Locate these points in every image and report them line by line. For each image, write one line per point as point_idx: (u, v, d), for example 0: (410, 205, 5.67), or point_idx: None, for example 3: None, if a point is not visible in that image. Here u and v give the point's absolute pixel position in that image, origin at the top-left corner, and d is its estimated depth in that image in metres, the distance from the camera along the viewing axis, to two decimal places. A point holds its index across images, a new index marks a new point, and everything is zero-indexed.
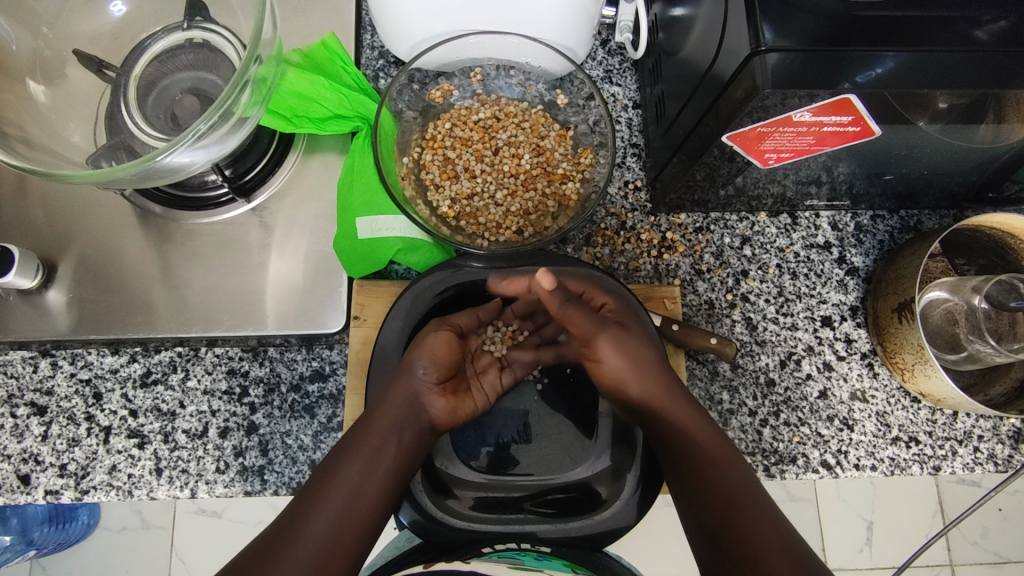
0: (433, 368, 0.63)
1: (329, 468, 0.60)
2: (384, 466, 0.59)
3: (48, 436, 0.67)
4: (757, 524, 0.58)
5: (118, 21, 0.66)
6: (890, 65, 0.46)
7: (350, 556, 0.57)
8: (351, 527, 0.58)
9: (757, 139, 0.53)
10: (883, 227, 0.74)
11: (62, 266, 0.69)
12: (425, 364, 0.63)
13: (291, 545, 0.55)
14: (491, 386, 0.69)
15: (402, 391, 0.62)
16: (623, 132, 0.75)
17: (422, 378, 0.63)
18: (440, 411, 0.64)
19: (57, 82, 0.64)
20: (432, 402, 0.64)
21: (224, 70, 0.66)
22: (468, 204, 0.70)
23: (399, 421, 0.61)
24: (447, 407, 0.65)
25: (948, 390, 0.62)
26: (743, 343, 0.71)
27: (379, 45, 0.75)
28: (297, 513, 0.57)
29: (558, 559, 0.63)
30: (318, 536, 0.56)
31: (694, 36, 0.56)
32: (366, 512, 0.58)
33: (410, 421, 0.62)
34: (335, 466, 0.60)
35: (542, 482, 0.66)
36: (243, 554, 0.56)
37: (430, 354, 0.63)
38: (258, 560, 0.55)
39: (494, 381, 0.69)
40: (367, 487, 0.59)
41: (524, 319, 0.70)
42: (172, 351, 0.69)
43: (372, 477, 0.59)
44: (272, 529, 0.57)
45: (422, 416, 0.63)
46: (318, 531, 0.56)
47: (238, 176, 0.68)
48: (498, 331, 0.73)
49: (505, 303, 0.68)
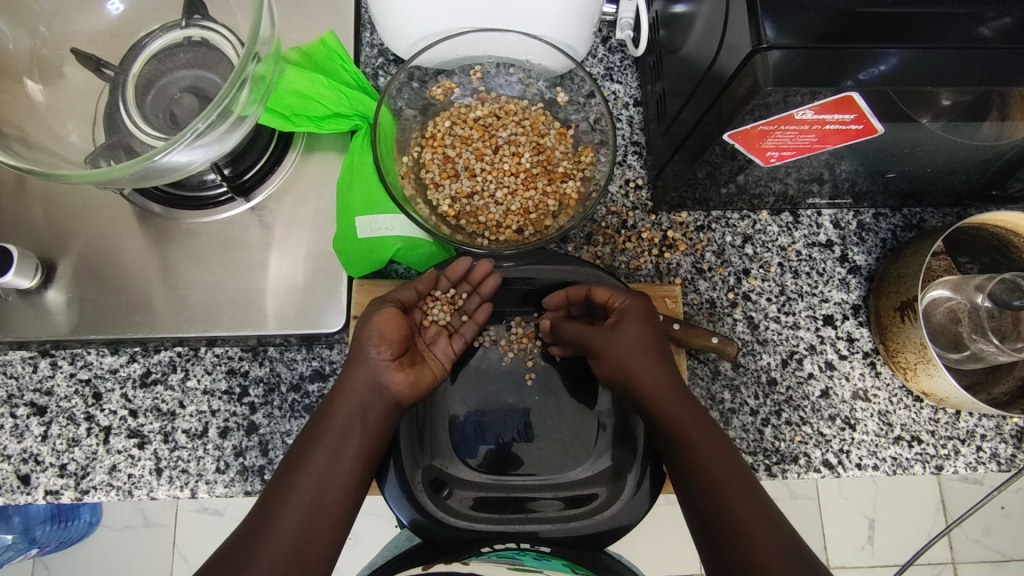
0: (384, 346, 0.60)
1: (296, 458, 0.58)
2: (349, 450, 0.58)
3: (48, 436, 0.67)
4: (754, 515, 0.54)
5: (116, 19, 0.66)
6: (893, 62, 0.45)
7: (327, 545, 0.55)
8: (325, 515, 0.55)
9: (758, 137, 0.52)
10: (885, 225, 0.73)
11: (62, 266, 0.69)
12: (375, 343, 0.60)
13: (264, 539, 0.53)
14: (445, 352, 0.67)
15: (360, 375, 0.60)
16: (624, 130, 0.74)
17: (376, 357, 0.60)
18: (403, 385, 0.60)
19: (55, 81, 0.64)
20: (390, 378, 0.60)
21: (222, 68, 0.66)
22: (468, 203, 0.70)
23: (361, 405, 0.59)
24: (408, 380, 0.61)
25: (951, 389, 0.61)
26: (744, 342, 0.71)
27: (379, 43, 0.74)
28: (268, 507, 0.55)
29: (557, 559, 0.63)
30: (291, 527, 0.54)
31: (695, 34, 0.56)
32: (340, 496, 0.56)
33: (371, 403, 0.59)
34: (301, 456, 0.58)
35: (544, 481, 0.66)
36: (214, 557, 0.53)
37: (380, 332, 0.60)
38: (231, 557, 0.52)
39: (447, 348, 0.67)
40: (337, 473, 0.57)
41: (467, 283, 0.66)
42: (172, 351, 0.69)
43: (340, 462, 0.57)
44: (242, 527, 0.55)
45: (383, 394, 0.60)
46: (290, 522, 0.54)
47: (238, 175, 0.68)
48: (439, 298, 0.68)
49: (447, 272, 0.63)
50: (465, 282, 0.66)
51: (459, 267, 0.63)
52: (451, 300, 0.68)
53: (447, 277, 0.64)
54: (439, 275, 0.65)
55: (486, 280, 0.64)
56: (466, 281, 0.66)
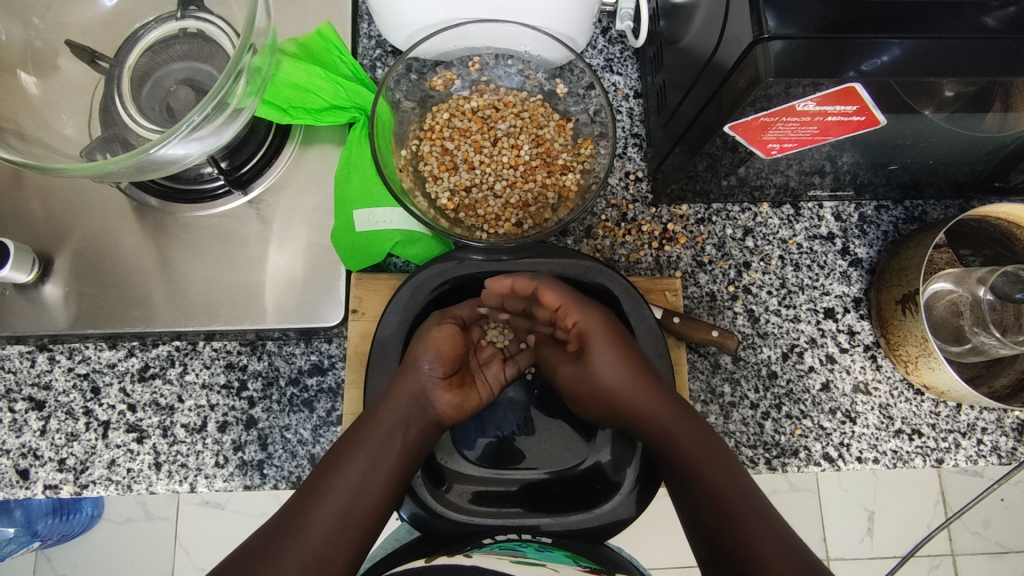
0: (438, 362, 0.62)
1: (333, 461, 0.59)
2: (388, 460, 0.58)
3: (47, 431, 0.66)
4: (760, 529, 0.54)
5: (111, 11, 0.65)
6: (896, 52, 0.45)
7: (351, 554, 0.56)
8: (354, 523, 0.56)
9: (759, 129, 0.52)
10: (887, 217, 0.73)
11: (59, 260, 0.69)
12: (429, 358, 0.62)
13: (294, 537, 0.54)
14: (496, 377, 0.69)
15: (406, 386, 0.60)
16: (624, 122, 0.74)
17: (428, 372, 0.62)
18: (448, 405, 0.63)
19: (50, 73, 0.64)
20: (439, 396, 0.62)
21: (219, 61, 0.65)
22: (467, 195, 0.69)
23: (404, 417, 0.60)
24: (454, 401, 0.63)
25: (952, 381, 0.61)
26: (744, 335, 0.71)
27: (376, 34, 0.74)
28: (299, 507, 0.56)
29: (559, 550, 0.62)
30: (320, 531, 0.55)
31: (695, 24, 0.55)
32: (372, 506, 0.57)
33: (414, 417, 0.61)
34: (342, 458, 0.59)
35: (543, 475, 0.66)
36: (243, 549, 0.54)
37: (435, 348, 0.62)
38: (261, 551, 0.54)
39: (497, 373, 0.69)
40: (372, 482, 0.57)
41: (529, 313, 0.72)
42: (170, 345, 0.68)
43: (377, 471, 0.58)
44: (272, 523, 0.56)
45: (427, 411, 0.62)
46: (320, 525, 0.55)
47: (235, 168, 0.67)
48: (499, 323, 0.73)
49: (510, 297, 0.68)
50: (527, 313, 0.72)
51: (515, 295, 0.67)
52: (512, 328, 0.73)
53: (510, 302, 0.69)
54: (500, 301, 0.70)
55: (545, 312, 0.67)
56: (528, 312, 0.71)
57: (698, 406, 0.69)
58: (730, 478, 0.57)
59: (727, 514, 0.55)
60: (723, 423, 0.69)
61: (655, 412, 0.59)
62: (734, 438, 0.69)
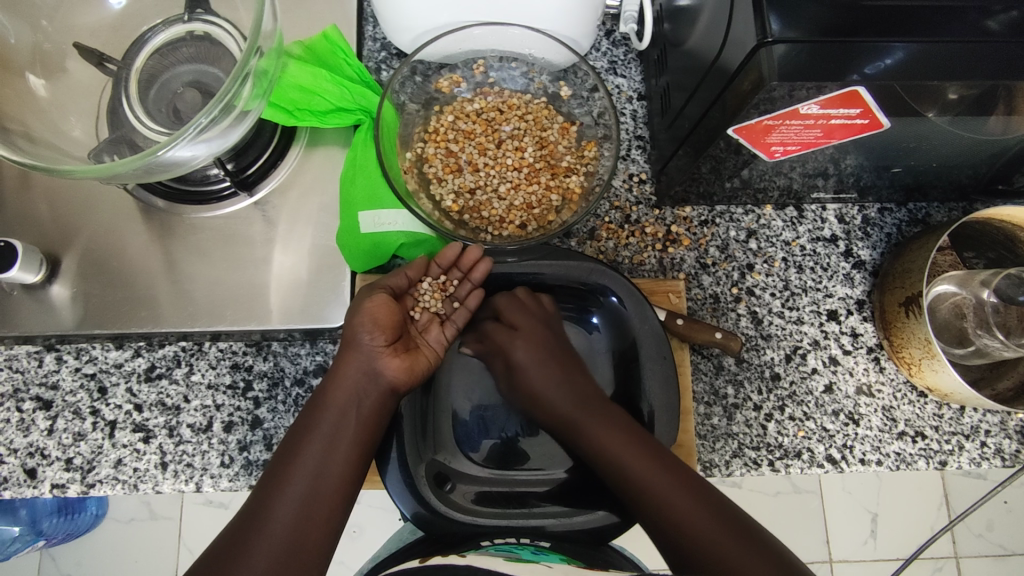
0: (378, 331, 0.61)
1: (291, 448, 0.59)
2: (344, 439, 0.59)
3: (54, 430, 0.67)
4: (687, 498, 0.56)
5: (118, 14, 0.66)
6: (899, 56, 0.45)
7: (324, 535, 0.56)
8: (321, 505, 0.57)
9: (763, 132, 0.52)
10: (891, 220, 0.73)
11: (67, 261, 0.69)
12: (368, 329, 0.61)
13: (260, 530, 0.55)
14: (438, 340, 0.68)
15: (353, 363, 0.61)
16: (627, 125, 0.74)
17: (369, 343, 0.61)
18: (398, 371, 0.61)
19: (58, 76, 0.64)
20: (386, 364, 0.61)
21: (225, 63, 0.66)
22: (471, 198, 0.70)
23: (356, 392, 0.60)
24: (403, 366, 0.62)
25: (956, 384, 0.61)
26: (748, 337, 0.71)
27: (382, 37, 0.74)
28: (263, 499, 0.57)
29: (556, 554, 0.60)
30: (286, 518, 0.56)
31: (699, 26, 0.56)
32: (337, 485, 0.58)
33: (365, 390, 0.60)
34: (296, 446, 0.59)
35: (546, 477, 0.66)
36: (212, 551, 0.55)
37: (372, 318, 0.61)
38: (230, 548, 0.54)
39: (439, 335, 0.68)
40: (331, 462, 0.58)
41: (458, 269, 0.67)
42: (176, 345, 0.69)
43: (334, 452, 0.59)
44: (239, 519, 0.56)
45: (377, 381, 0.61)
46: (285, 513, 0.56)
47: (241, 170, 0.67)
48: (429, 285, 0.68)
49: (438, 257, 0.65)
50: (456, 267, 0.67)
51: (450, 252, 0.64)
52: (442, 289, 0.68)
53: (438, 262, 0.66)
54: (431, 261, 0.66)
55: (475, 266, 0.64)
56: (457, 267, 0.66)
57: (701, 408, 0.69)
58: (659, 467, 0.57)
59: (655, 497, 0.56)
60: (726, 425, 0.69)
61: (584, 419, 0.62)
62: (737, 440, 0.69)
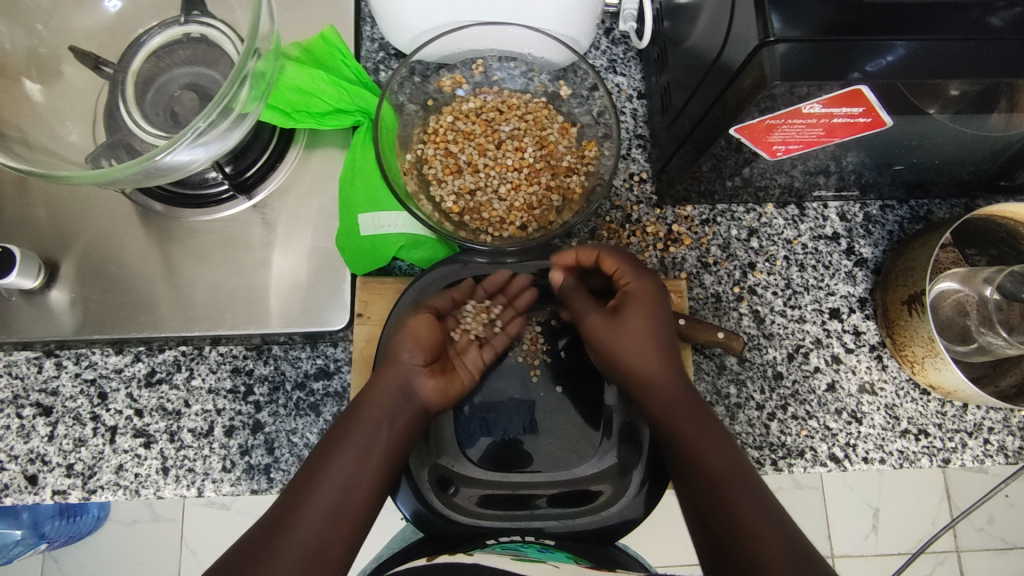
0: (418, 350, 0.62)
1: (321, 454, 0.59)
2: (376, 453, 0.59)
3: (54, 436, 0.67)
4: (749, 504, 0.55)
5: (114, 16, 0.65)
6: (901, 53, 0.44)
7: (348, 545, 0.56)
8: (347, 515, 0.57)
9: (764, 131, 0.52)
10: (892, 217, 0.73)
11: (65, 265, 0.69)
12: (408, 347, 0.61)
13: (287, 536, 0.54)
14: (475, 363, 0.67)
15: (392, 377, 0.61)
16: (627, 123, 0.74)
17: (409, 361, 0.61)
18: (432, 392, 0.62)
19: (54, 80, 0.64)
20: (422, 384, 0.61)
21: (223, 65, 0.65)
22: (471, 199, 0.70)
23: (391, 407, 0.60)
24: (438, 387, 0.62)
25: (959, 382, 0.61)
26: (750, 336, 0.71)
27: (379, 37, 0.74)
28: (291, 505, 0.56)
29: (561, 551, 0.62)
30: (315, 524, 0.56)
31: (700, 24, 0.55)
32: (364, 497, 0.58)
33: (401, 406, 0.61)
34: (328, 453, 0.59)
35: (550, 479, 0.65)
36: (236, 550, 0.54)
37: (413, 337, 0.61)
38: (254, 549, 0.54)
39: (476, 358, 0.67)
40: (361, 474, 0.58)
41: (504, 295, 0.68)
42: (176, 350, 0.69)
43: (366, 464, 0.58)
44: (262, 524, 0.56)
45: (412, 399, 0.61)
46: (313, 519, 0.56)
47: (239, 173, 0.67)
48: (473, 307, 0.68)
49: (486, 281, 0.66)
50: (502, 294, 0.68)
51: (498, 277, 0.66)
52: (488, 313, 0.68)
53: (485, 287, 0.66)
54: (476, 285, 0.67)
55: (522, 292, 0.67)
56: (503, 293, 0.67)
57: None
58: (736, 473, 0.57)
59: (714, 489, 0.56)
60: (729, 424, 0.69)
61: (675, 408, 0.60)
62: (740, 439, 0.69)
